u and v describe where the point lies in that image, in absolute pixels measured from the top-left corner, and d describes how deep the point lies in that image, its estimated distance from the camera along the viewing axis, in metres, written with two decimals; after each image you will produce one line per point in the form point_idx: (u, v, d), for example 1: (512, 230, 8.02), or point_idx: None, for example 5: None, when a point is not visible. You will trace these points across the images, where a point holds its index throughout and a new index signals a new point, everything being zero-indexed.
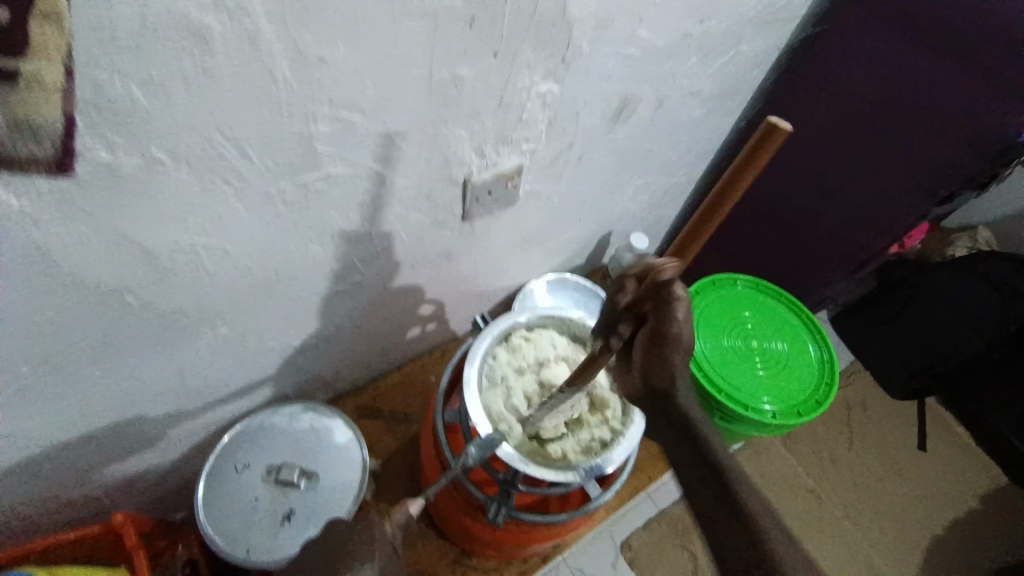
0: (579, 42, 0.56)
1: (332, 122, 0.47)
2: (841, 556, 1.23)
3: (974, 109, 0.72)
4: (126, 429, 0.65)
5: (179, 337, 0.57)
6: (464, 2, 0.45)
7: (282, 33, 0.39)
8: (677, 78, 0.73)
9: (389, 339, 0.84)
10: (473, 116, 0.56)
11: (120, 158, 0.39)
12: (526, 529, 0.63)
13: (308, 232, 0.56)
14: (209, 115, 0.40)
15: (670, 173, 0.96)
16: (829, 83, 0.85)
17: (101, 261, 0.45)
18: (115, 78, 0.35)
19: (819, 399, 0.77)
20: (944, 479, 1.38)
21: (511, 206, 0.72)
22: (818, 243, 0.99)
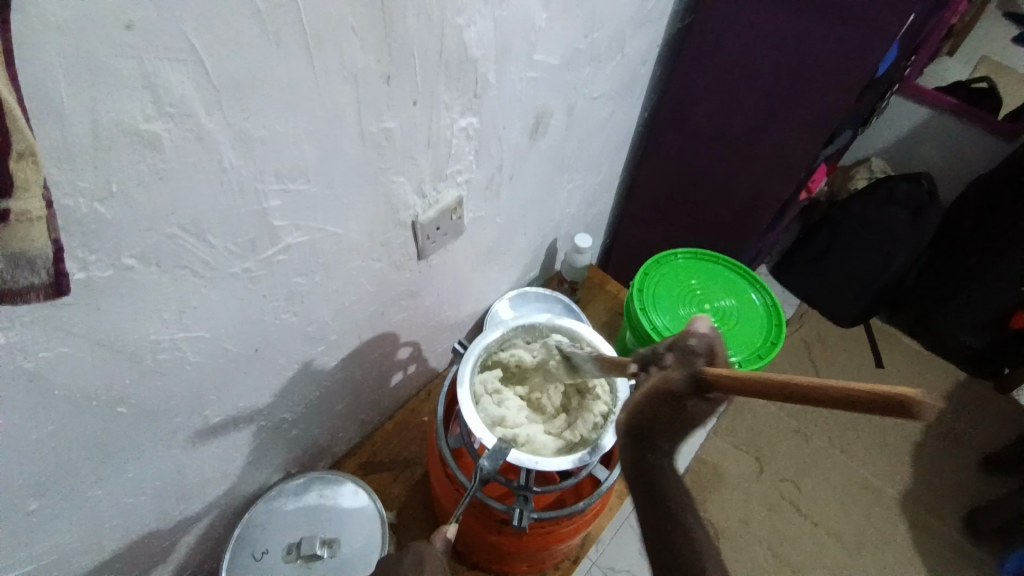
0: (487, 77, 0.63)
1: (283, 195, 0.50)
2: (842, 483, 1.32)
3: (832, 54, 0.83)
4: (135, 545, 0.63)
5: (173, 435, 0.58)
6: (379, 64, 0.50)
7: (224, 125, 0.42)
8: (578, 87, 0.81)
9: (375, 389, 0.86)
10: (408, 160, 0.60)
11: (94, 273, 0.41)
12: (551, 527, 0.66)
13: (279, 302, 0.58)
14: (170, 213, 0.43)
15: (595, 173, 1.04)
16: (706, 62, 0.95)
17: (88, 376, 0.46)
18: (80, 199, 0.37)
19: (774, 339, 0.85)
20: (907, 388, 1.49)
21: (460, 235, 0.77)
22: (737, 202, 1.09)
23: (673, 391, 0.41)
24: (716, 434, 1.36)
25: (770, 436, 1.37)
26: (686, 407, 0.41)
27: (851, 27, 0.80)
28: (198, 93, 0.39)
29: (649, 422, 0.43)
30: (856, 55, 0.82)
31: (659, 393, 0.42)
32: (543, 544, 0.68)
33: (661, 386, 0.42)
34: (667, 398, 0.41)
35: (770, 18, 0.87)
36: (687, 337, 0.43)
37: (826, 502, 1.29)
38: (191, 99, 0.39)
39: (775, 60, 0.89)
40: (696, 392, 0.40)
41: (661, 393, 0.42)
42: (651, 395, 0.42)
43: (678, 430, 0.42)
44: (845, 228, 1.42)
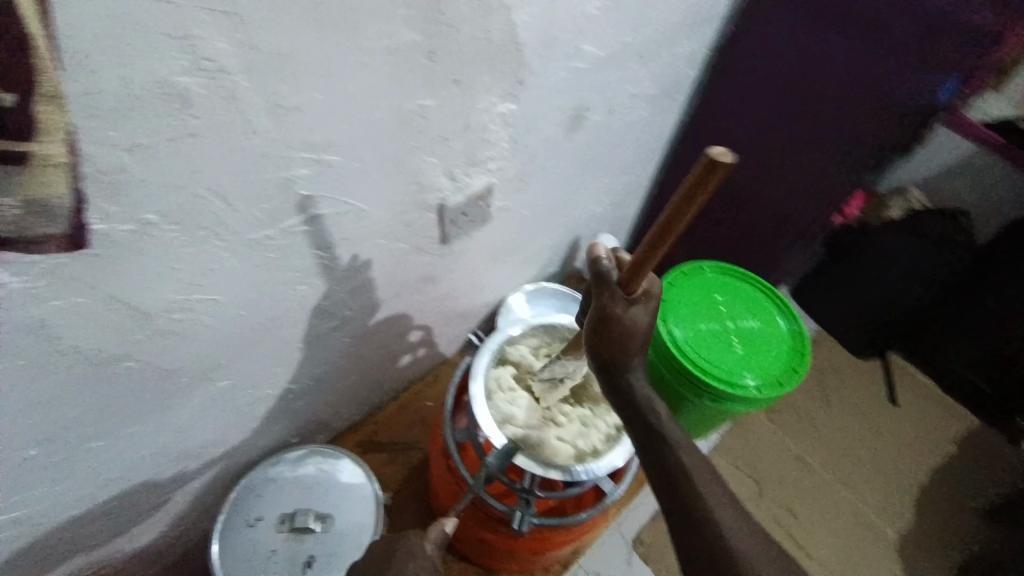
0: (531, 63, 0.60)
1: (312, 165, 0.49)
2: (841, 516, 1.29)
3: (881, 79, 0.80)
4: (130, 500, 0.63)
5: (178, 396, 0.57)
6: (423, 38, 0.48)
7: (258, 88, 0.41)
8: (621, 84, 0.78)
9: (383, 369, 0.85)
10: (441, 142, 0.58)
11: (114, 226, 0.40)
12: (547, 534, 0.65)
13: (297, 274, 0.57)
14: (195, 172, 0.42)
15: (626, 174, 1.01)
16: (758, 69, 0.91)
17: (99, 330, 0.45)
18: (105, 149, 0.36)
19: (795, 368, 0.83)
20: (918, 429, 1.44)
21: (485, 223, 0.75)
22: (770, 222, 1.05)
23: (612, 310, 0.51)
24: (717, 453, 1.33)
25: (770, 460, 1.34)
26: (622, 317, 0.52)
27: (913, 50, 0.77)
28: (233, 49, 0.38)
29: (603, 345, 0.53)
30: (900, 84, 0.80)
31: (607, 317, 0.51)
32: (537, 549, 0.68)
33: (599, 311, 0.52)
34: (607, 317, 0.52)
35: (828, 33, 0.83)
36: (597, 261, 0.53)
37: (823, 535, 1.25)
38: (225, 55, 0.37)
39: (825, 79, 0.85)
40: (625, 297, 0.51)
41: (602, 314, 0.52)
42: (595, 324, 0.53)
43: (626, 338, 0.53)
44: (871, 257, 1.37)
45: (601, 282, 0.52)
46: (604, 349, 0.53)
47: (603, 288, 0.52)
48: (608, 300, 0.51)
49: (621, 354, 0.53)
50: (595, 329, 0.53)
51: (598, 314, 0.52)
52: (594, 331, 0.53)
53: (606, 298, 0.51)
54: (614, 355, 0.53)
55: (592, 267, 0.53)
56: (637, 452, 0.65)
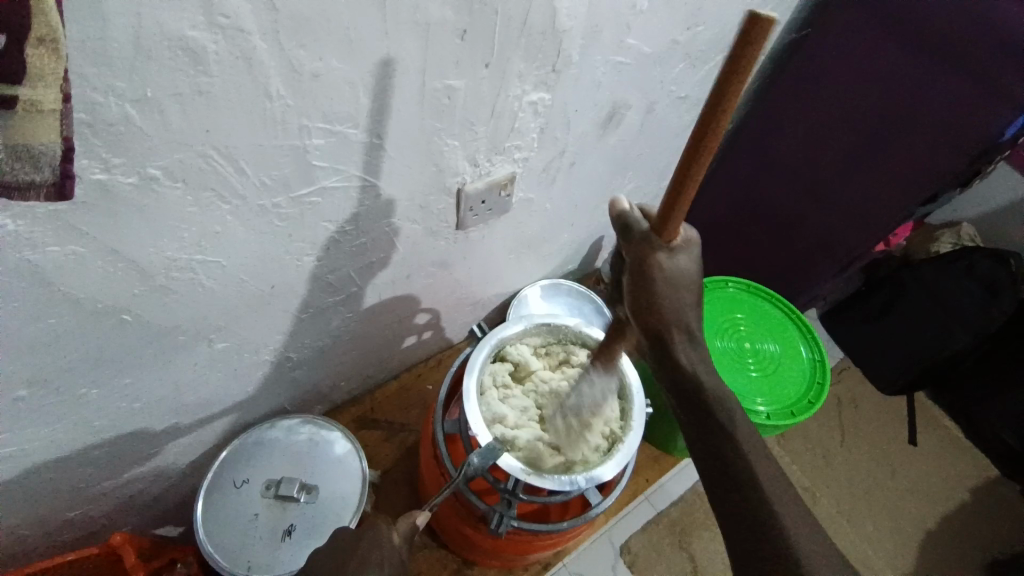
0: (569, 53, 0.57)
1: (326, 136, 0.47)
2: (843, 554, 1.21)
3: (958, 109, 0.73)
4: (121, 448, 0.63)
5: (175, 353, 0.57)
6: (456, 15, 0.45)
7: (275, 52, 0.39)
8: (665, 83, 0.74)
9: (386, 348, 0.84)
10: (466, 126, 0.56)
11: (115, 177, 0.39)
12: (528, 537, 0.64)
13: (304, 245, 0.56)
14: (203, 131, 0.40)
15: (660, 178, 0.97)
16: (817, 83, 0.85)
17: (96, 279, 0.44)
18: (109, 97, 0.35)
19: (812, 399, 0.79)
20: (936, 474, 1.35)
21: (504, 213, 0.73)
22: (808, 245, 0.99)
23: (647, 261, 0.47)
24: None
25: None
26: (659, 265, 0.47)
27: (976, 86, 0.71)
28: (253, 8, 0.36)
29: (644, 296, 0.47)
30: (981, 114, 0.71)
31: (639, 268, 0.47)
32: (517, 550, 0.67)
33: (633, 260, 0.48)
34: (641, 267, 0.47)
35: (899, 52, 0.76)
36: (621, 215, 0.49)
37: None
38: (244, 14, 0.36)
39: (892, 98, 0.78)
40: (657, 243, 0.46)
41: (636, 266, 0.47)
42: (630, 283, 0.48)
43: (664, 292, 0.47)
44: (911, 291, 1.27)
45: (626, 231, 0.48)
46: (648, 319, 0.48)
47: (631, 239, 0.48)
48: (640, 250, 0.47)
49: (665, 324, 0.47)
50: (631, 281, 0.48)
51: (633, 265, 0.47)
52: (630, 288, 0.48)
53: (638, 248, 0.47)
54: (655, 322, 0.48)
55: (617, 220, 0.49)
56: (629, 467, 0.63)
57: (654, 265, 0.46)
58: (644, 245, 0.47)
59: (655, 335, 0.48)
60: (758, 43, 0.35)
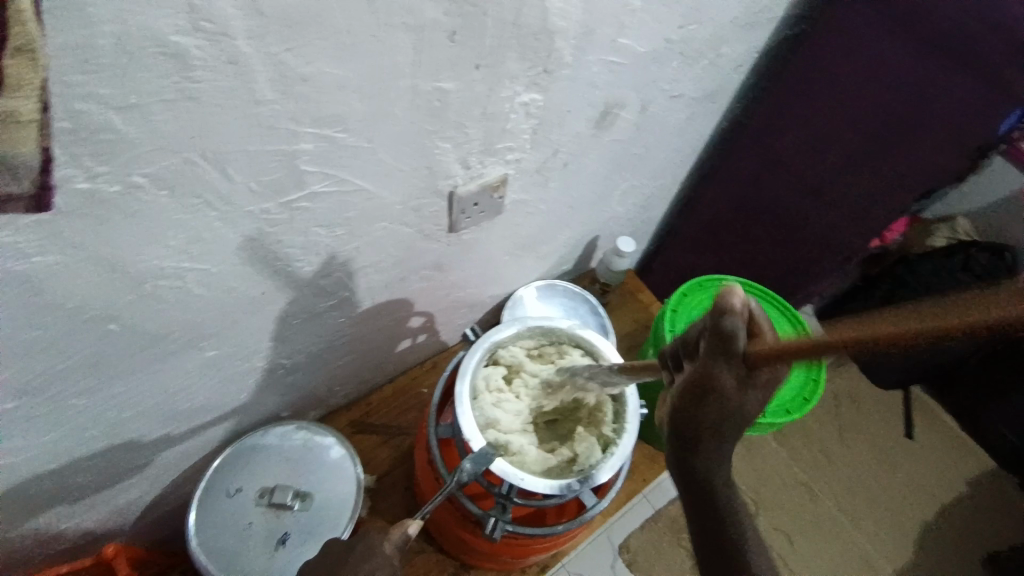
0: (562, 53, 0.56)
1: (316, 140, 0.46)
2: (842, 551, 1.21)
3: (960, 109, 0.73)
4: (114, 457, 0.63)
5: (166, 360, 0.56)
6: (447, 17, 0.45)
7: (263, 55, 0.38)
8: (659, 83, 0.74)
9: (381, 351, 0.83)
10: (458, 128, 0.55)
11: (100, 185, 0.38)
12: (523, 541, 0.63)
13: (295, 249, 0.55)
14: (190, 138, 0.40)
15: (655, 177, 0.97)
16: (811, 82, 0.84)
17: (83, 289, 0.44)
18: (94, 105, 0.34)
19: (806, 396, 0.79)
20: (932, 468, 1.35)
21: (498, 215, 0.72)
22: (805, 243, 0.99)
23: (721, 385, 0.41)
24: None
25: (773, 484, 1.26)
26: (727, 400, 0.42)
27: (987, 86, 0.70)
28: (239, 12, 0.35)
29: (693, 417, 0.43)
30: (980, 114, 0.72)
31: (704, 389, 0.42)
32: (514, 554, 0.67)
33: (702, 374, 0.42)
34: (707, 389, 0.42)
35: (897, 50, 0.75)
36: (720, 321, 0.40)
37: (818, 567, 1.18)
38: (230, 17, 0.35)
39: (889, 98, 0.78)
40: (739, 376, 0.41)
41: (702, 386, 0.42)
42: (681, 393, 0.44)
43: (719, 422, 0.44)
44: (906, 289, 1.26)
45: (716, 344, 0.41)
46: (683, 424, 0.45)
47: (718, 348, 0.41)
48: (718, 378, 0.41)
49: (701, 436, 0.45)
50: (689, 397, 0.43)
51: (697, 384, 0.42)
52: (683, 400, 0.44)
53: (718, 375, 0.41)
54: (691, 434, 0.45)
55: (716, 318, 0.40)
56: (625, 467, 0.63)
57: (721, 394, 0.41)
58: (725, 372, 0.41)
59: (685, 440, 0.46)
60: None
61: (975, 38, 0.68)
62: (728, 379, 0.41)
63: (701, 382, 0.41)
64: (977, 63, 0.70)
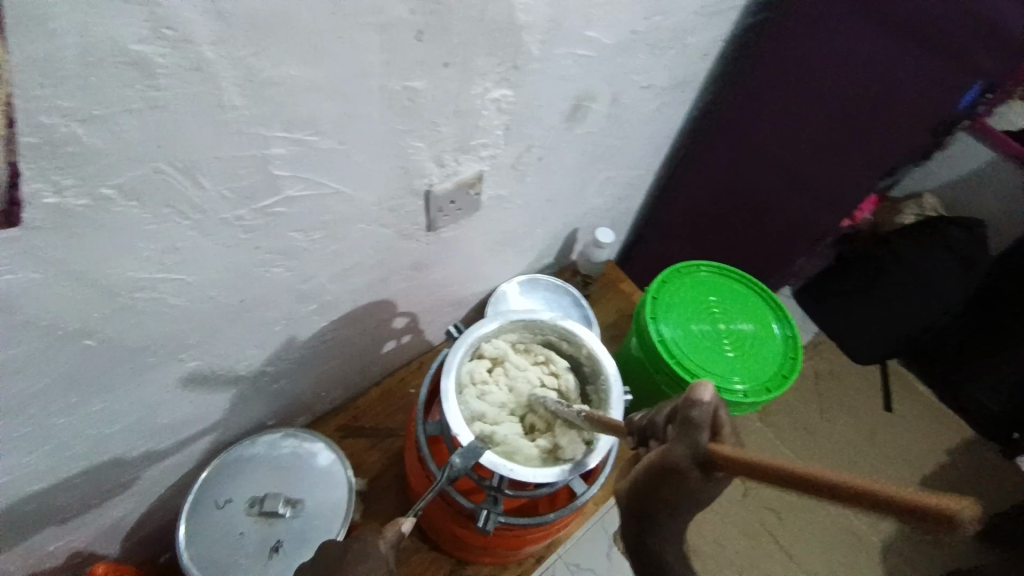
0: (530, 48, 0.57)
1: (288, 144, 0.46)
2: (828, 524, 1.24)
3: (924, 85, 0.74)
4: (97, 476, 0.62)
5: (146, 374, 0.55)
6: (413, 15, 0.45)
7: (229, 61, 0.38)
8: (629, 74, 0.75)
9: (366, 354, 0.83)
10: (430, 126, 0.55)
11: (68, 199, 0.38)
12: (517, 532, 0.64)
13: (273, 255, 0.55)
14: (158, 147, 0.39)
15: (630, 169, 0.98)
16: (780, 64, 0.86)
17: (56, 306, 0.43)
18: (57, 118, 0.34)
19: (786, 373, 0.81)
20: (912, 439, 1.39)
21: (476, 212, 0.73)
22: (780, 224, 1.01)
23: (677, 477, 0.35)
24: None
25: None
26: (683, 490, 0.35)
27: (944, 60, 0.71)
28: (201, 17, 0.35)
29: (644, 499, 0.37)
30: (943, 90, 0.73)
31: (662, 473, 0.35)
32: (509, 545, 0.68)
33: (660, 457, 0.36)
34: (665, 478, 0.35)
35: (860, 29, 0.77)
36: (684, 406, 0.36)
37: (807, 541, 1.21)
38: (193, 23, 0.35)
39: (854, 76, 0.80)
40: (699, 468, 0.34)
41: (658, 471, 0.36)
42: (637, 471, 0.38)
43: (672, 509, 0.37)
44: (883, 265, 1.28)
45: (683, 428, 0.36)
46: (638, 505, 0.38)
47: (687, 437, 0.35)
48: (674, 465, 0.35)
49: (661, 517, 0.37)
50: (642, 479, 0.37)
51: (655, 468, 0.36)
52: (641, 480, 0.37)
53: (671, 466, 0.35)
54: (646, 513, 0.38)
55: (687, 408, 0.36)
56: (612, 452, 0.64)
57: (679, 486, 0.35)
58: (681, 461, 0.35)
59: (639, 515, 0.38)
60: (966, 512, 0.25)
61: (934, 15, 0.70)
62: (674, 466, 0.35)
63: (659, 468, 0.35)
64: (936, 38, 0.71)
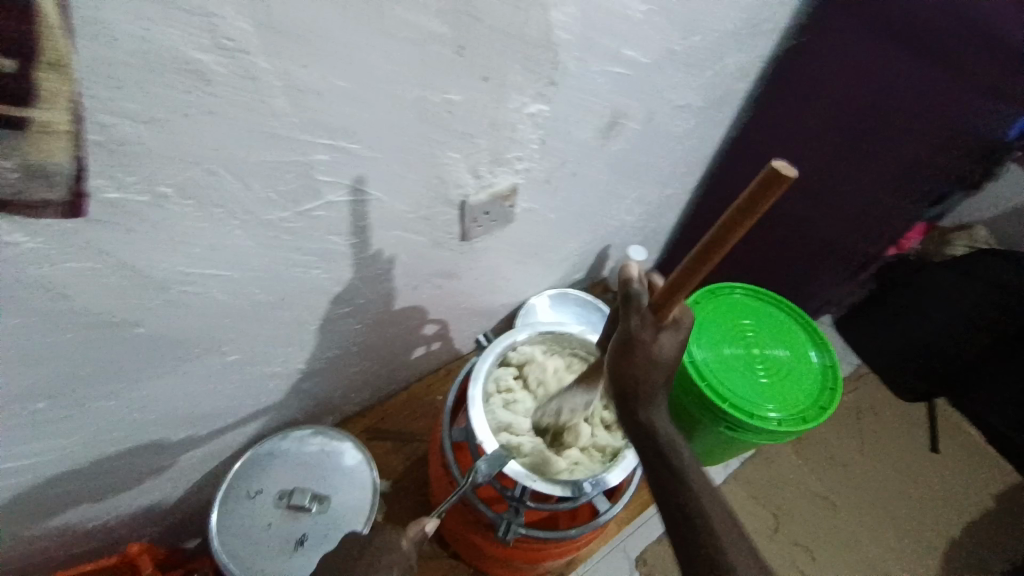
0: (566, 64, 0.58)
1: (331, 151, 0.49)
2: (866, 565, 1.18)
3: (964, 110, 0.73)
4: (137, 459, 0.65)
5: (189, 365, 0.58)
6: (453, 32, 0.47)
7: (279, 71, 0.41)
8: (665, 92, 0.75)
9: (396, 358, 0.85)
10: (466, 138, 0.57)
11: (129, 195, 0.41)
12: (536, 546, 0.64)
13: (312, 258, 0.57)
14: (212, 150, 0.42)
15: (664, 187, 0.98)
16: (814, 91, 0.85)
17: (113, 294, 0.46)
18: (122, 120, 0.37)
19: (823, 405, 0.78)
20: (957, 482, 1.32)
21: (508, 224, 0.74)
22: (814, 250, 0.99)
23: (636, 335, 0.48)
24: (732, 480, 1.22)
25: (793, 495, 1.23)
26: (643, 355, 0.48)
27: (976, 87, 0.71)
28: (256, 31, 0.38)
29: (629, 376, 0.49)
30: (975, 118, 0.73)
31: (628, 344, 0.48)
32: (526, 559, 0.67)
33: (625, 335, 0.48)
34: (630, 347, 0.48)
35: (895, 57, 0.76)
36: (628, 283, 0.49)
37: None
38: (248, 36, 0.38)
39: (892, 105, 0.78)
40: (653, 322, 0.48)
41: (624, 342, 0.48)
42: (615, 354, 0.49)
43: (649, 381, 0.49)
44: (923, 296, 1.21)
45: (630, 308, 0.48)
46: (623, 384, 0.49)
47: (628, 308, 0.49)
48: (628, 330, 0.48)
49: (641, 388, 0.49)
50: (616, 358, 0.49)
51: (621, 339, 0.49)
52: (614, 361, 0.49)
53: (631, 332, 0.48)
54: (627, 392, 0.50)
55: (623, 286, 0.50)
56: (636, 472, 0.64)
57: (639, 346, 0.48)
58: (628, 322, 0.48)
59: (625, 395, 0.50)
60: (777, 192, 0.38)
61: (967, 44, 0.70)
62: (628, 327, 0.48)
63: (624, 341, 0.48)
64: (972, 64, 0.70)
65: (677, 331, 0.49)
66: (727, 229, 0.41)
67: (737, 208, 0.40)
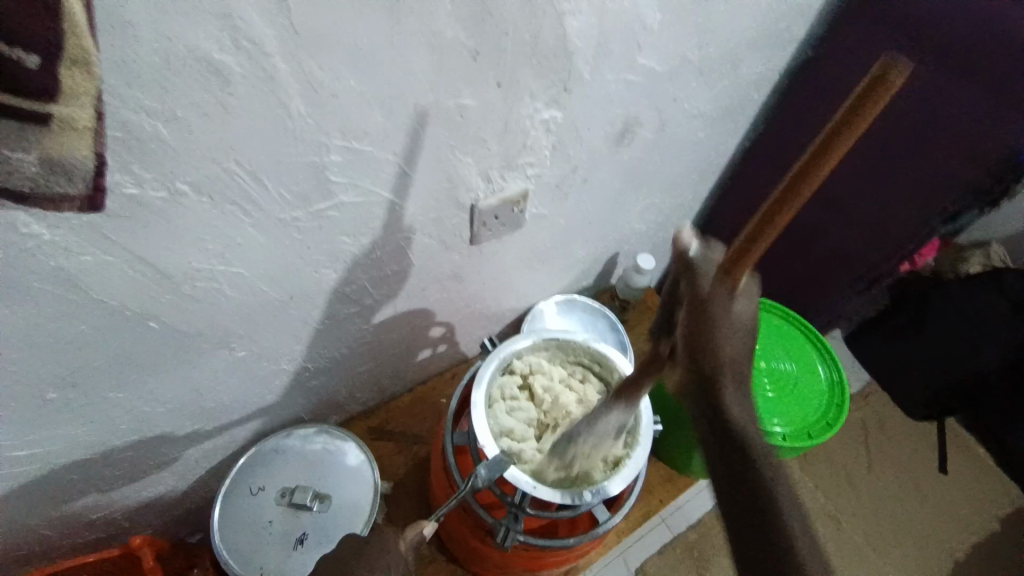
0: (580, 71, 0.58)
1: (344, 152, 0.49)
2: None
3: (981, 127, 0.72)
4: (142, 451, 0.65)
5: (198, 359, 0.59)
6: (468, 36, 0.47)
7: (296, 71, 0.41)
8: (678, 101, 0.75)
9: (401, 359, 0.85)
10: (478, 142, 0.57)
11: (146, 191, 0.41)
12: (536, 552, 0.64)
13: (322, 257, 0.58)
14: (229, 148, 0.43)
15: (675, 196, 0.98)
16: (828, 104, 0.85)
17: (126, 288, 0.47)
18: (143, 117, 0.37)
19: (830, 420, 0.77)
20: (966, 503, 1.29)
21: (518, 228, 0.74)
22: (826, 265, 0.99)
23: (709, 298, 0.46)
24: None
25: (798, 512, 1.22)
26: (719, 319, 0.45)
27: (996, 103, 0.70)
28: (275, 32, 0.38)
29: (700, 348, 0.45)
30: (994, 133, 0.71)
31: (705, 303, 0.45)
32: (525, 566, 0.67)
33: (694, 299, 0.46)
34: (703, 309, 0.45)
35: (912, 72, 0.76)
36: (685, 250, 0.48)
37: None
38: (267, 37, 0.38)
39: (907, 121, 0.78)
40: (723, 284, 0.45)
41: (696, 305, 0.46)
42: (692, 314, 0.46)
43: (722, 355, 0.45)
44: (936, 313, 1.19)
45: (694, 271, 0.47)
46: (697, 358, 0.45)
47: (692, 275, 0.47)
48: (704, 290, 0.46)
49: (716, 366, 0.45)
50: (690, 319, 0.46)
51: (693, 301, 0.46)
52: (688, 328, 0.46)
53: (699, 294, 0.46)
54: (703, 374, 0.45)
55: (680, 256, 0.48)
56: (639, 480, 0.63)
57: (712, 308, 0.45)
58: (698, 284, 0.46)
59: (701, 377, 0.45)
60: (884, 94, 0.35)
61: (990, 60, 0.68)
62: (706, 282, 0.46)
63: (696, 303, 0.46)
64: (994, 83, 0.69)
65: (747, 296, 0.47)
66: (801, 175, 0.39)
67: (823, 138, 0.38)
